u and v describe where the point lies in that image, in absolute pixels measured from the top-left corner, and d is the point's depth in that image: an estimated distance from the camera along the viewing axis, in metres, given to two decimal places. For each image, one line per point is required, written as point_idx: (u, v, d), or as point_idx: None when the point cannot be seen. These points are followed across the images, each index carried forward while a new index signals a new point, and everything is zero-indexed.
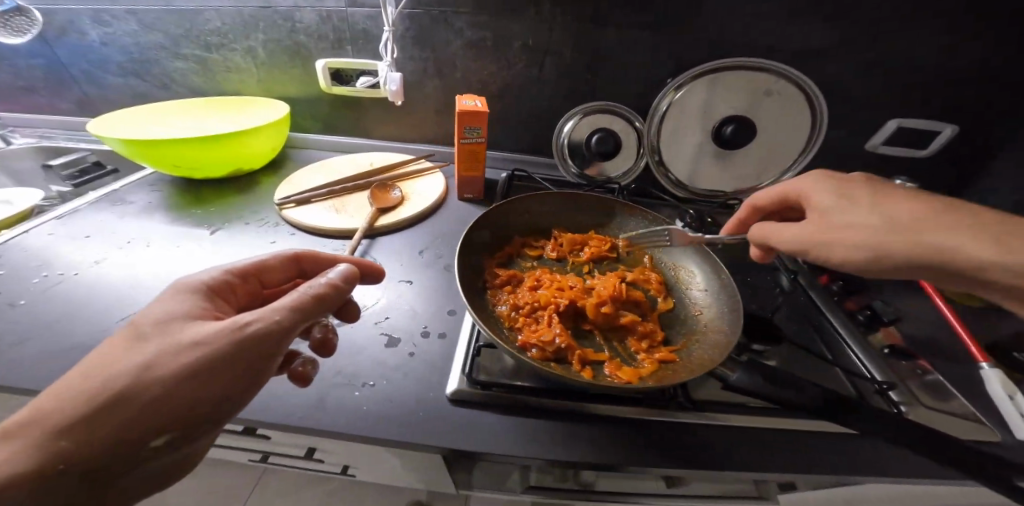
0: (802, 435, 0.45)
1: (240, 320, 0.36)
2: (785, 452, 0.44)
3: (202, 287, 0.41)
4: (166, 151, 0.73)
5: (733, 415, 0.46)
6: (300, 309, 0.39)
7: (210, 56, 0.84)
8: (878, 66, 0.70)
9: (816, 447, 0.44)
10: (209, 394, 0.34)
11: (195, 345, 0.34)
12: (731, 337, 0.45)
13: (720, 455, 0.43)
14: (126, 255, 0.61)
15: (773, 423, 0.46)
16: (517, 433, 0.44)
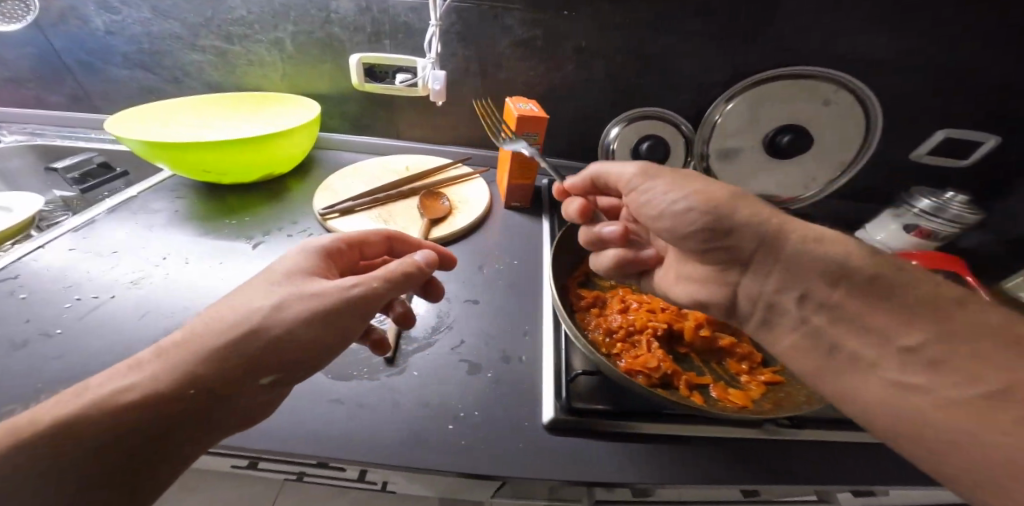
0: (892, 451, 0.48)
1: (346, 281, 0.37)
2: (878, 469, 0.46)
3: (320, 248, 0.42)
4: (195, 155, 0.66)
5: (826, 432, 0.48)
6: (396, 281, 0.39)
7: (231, 48, 0.77)
8: (933, 76, 0.70)
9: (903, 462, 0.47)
10: (311, 346, 0.34)
11: (311, 296, 0.35)
12: None
13: (824, 473, 0.45)
14: (165, 273, 0.56)
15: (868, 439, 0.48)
16: (627, 459, 0.44)
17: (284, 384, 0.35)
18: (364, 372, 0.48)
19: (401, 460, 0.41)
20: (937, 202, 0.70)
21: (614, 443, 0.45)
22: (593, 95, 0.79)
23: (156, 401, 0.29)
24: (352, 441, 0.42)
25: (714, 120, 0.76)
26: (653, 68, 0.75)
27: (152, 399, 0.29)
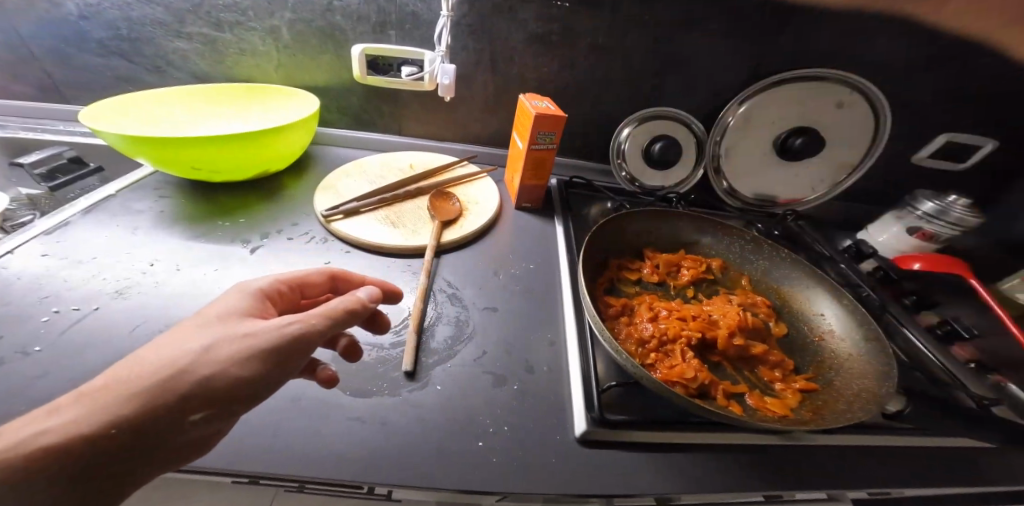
0: (925, 452, 0.48)
1: (280, 321, 0.34)
2: (914, 472, 0.46)
3: (256, 292, 0.39)
4: (185, 152, 0.61)
5: (861, 436, 0.47)
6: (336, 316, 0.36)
7: (221, 36, 0.71)
8: (942, 81, 0.71)
9: (938, 464, 0.47)
10: (242, 385, 0.32)
11: (246, 335, 0.33)
12: (879, 368, 0.45)
13: (861, 477, 0.45)
14: (153, 282, 0.51)
15: (906, 442, 0.48)
16: (667, 470, 0.42)
17: (222, 423, 0.32)
18: (384, 388, 0.45)
19: (431, 481, 0.38)
20: (941, 205, 0.68)
21: (651, 455, 0.43)
22: (605, 93, 0.77)
23: (73, 445, 0.27)
24: (377, 463, 0.39)
25: (727, 123, 0.75)
26: (668, 66, 0.73)
27: (71, 442, 0.27)
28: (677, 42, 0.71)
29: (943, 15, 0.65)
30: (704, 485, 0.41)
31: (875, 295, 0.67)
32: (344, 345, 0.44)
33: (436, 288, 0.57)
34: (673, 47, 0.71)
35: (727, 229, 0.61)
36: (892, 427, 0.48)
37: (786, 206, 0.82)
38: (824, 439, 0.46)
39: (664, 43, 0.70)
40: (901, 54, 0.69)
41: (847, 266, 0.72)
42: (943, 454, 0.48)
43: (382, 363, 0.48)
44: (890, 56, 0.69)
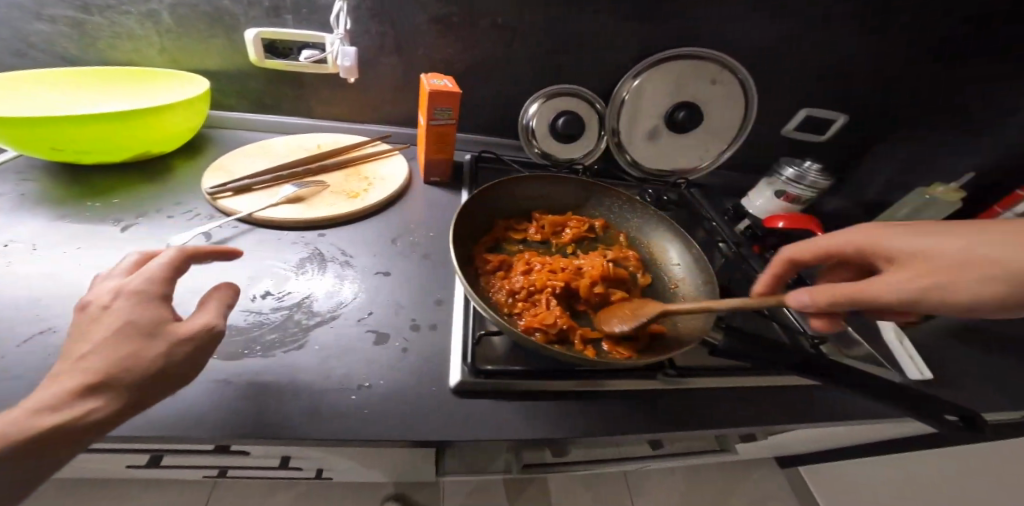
0: (767, 390, 0.53)
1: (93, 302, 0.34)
2: (754, 408, 0.50)
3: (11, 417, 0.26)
4: (42, 131, 0.57)
5: (719, 378, 0.52)
6: (136, 301, 0.34)
7: (91, 19, 0.68)
8: (794, 65, 0.81)
9: (779, 397, 0.52)
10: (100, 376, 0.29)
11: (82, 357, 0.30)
12: (712, 307, 0.49)
13: (708, 412, 0.50)
14: (1, 262, 0.48)
15: (749, 382, 0.52)
16: (530, 416, 0.45)
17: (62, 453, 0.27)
18: (256, 350, 0.44)
19: (291, 436, 0.38)
20: (800, 170, 0.79)
21: (523, 401, 0.46)
22: (506, 75, 0.81)
23: None
24: (233, 423, 0.38)
25: (621, 97, 0.80)
26: (562, 49, 0.78)
27: None
28: (566, 28, 0.76)
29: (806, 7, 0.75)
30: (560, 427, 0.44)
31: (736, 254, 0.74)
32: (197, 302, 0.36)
33: (328, 255, 0.57)
34: (565, 31, 0.76)
35: (607, 190, 0.64)
36: (743, 369, 0.53)
37: (681, 175, 0.90)
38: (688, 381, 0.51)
39: (554, 29, 0.76)
40: (757, 39, 0.78)
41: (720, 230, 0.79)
42: (789, 392, 0.53)
43: (257, 327, 0.46)
44: (750, 41, 0.78)
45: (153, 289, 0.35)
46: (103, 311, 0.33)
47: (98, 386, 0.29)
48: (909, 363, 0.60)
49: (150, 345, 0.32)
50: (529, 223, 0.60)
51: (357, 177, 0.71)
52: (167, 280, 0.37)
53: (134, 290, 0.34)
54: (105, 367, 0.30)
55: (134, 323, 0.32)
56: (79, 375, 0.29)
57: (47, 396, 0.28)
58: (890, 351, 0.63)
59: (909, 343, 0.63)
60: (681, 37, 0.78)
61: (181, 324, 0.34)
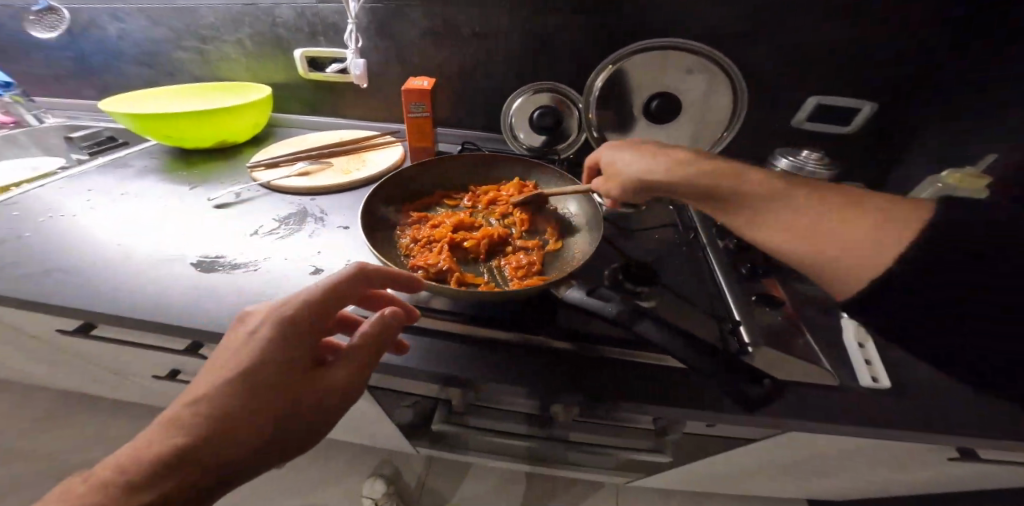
0: (659, 367, 0.51)
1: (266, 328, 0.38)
2: (616, 380, 0.49)
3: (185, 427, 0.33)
4: (161, 124, 0.84)
5: (587, 345, 0.53)
6: (288, 340, 0.38)
7: (206, 47, 0.97)
8: (788, 49, 0.77)
9: (655, 376, 0.50)
10: (251, 427, 0.35)
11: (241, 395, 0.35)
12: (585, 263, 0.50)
13: (582, 375, 0.50)
14: (116, 205, 0.73)
15: (638, 356, 0.51)
16: (405, 348, 0.52)
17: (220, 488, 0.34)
18: (227, 268, 0.60)
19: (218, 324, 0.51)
20: (796, 160, 0.72)
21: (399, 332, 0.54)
22: (494, 76, 0.91)
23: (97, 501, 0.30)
24: (191, 311, 0.53)
25: (596, 86, 0.83)
26: (539, 48, 0.86)
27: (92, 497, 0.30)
28: (543, 30, 0.84)
29: None
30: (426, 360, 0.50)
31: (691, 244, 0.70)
32: (353, 348, 0.42)
33: (308, 213, 0.72)
34: (539, 30, 0.84)
35: (543, 168, 0.67)
36: (625, 343, 0.52)
37: None
38: (587, 347, 0.53)
39: (532, 31, 0.84)
40: (740, 27, 0.76)
41: (684, 219, 0.74)
42: (669, 374, 0.50)
43: (236, 255, 0.63)
44: (731, 29, 0.77)
45: (307, 321, 0.39)
46: (257, 337, 0.38)
47: (240, 431, 0.34)
48: (862, 368, 0.50)
49: (289, 400, 0.37)
50: (461, 190, 0.67)
51: (357, 160, 0.88)
52: (323, 311, 0.41)
53: (290, 321, 0.39)
54: (241, 414, 0.34)
55: (274, 366, 0.37)
56: (235, 414, 0.34)
57: (194, 418, 0.34)
58: (847, 354, 0.52)
59: (872, 344, 0.53)
60: (655, 29, 0.80)
61: (322, 378, 0.39)
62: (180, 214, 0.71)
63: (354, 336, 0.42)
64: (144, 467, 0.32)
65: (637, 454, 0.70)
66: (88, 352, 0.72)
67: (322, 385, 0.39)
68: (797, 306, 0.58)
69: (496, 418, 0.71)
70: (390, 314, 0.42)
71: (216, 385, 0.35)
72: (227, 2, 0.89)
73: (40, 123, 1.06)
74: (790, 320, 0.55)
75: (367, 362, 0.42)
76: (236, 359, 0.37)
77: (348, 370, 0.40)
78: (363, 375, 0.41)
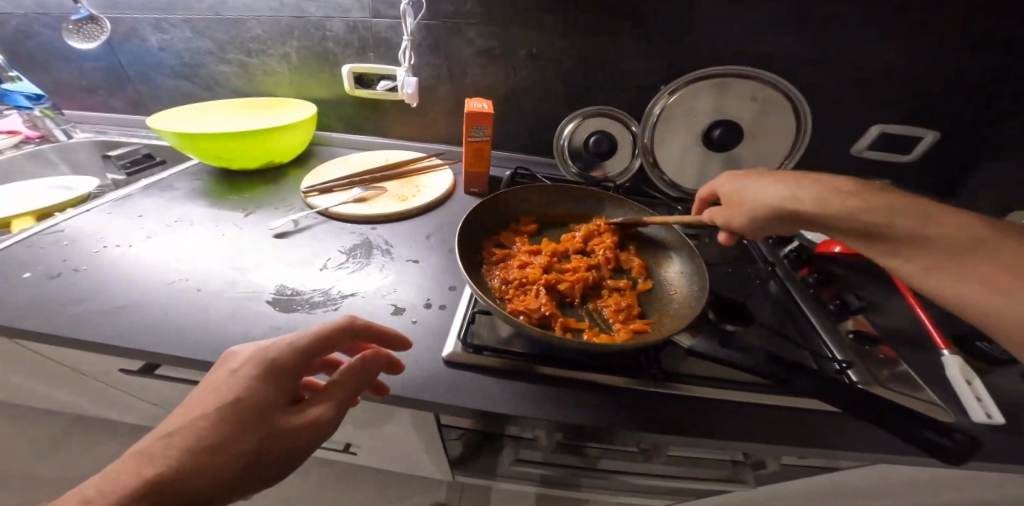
0: (774, 408, 0.49)
1: (252, 363, 0.38)
2: (740, 424, 0.47)
3: (156, 456, 0.32)
4: (209, 144, 0.81)
5: (688, 387, 0.50)
6: (271, 378, 0.38)
7: (250, 61, 0.94)
8: (856, 74, 0.76)
9: (779, 418, 0.48)
10: (217, 459, 0.32)
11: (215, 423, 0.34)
12: (697, 310, 0.49)
13: (693, 419, 0.48)
14: (171, 232, 0.70)
15: (753, 397, 0.49)
16: (507, 393, 0.50)
17: None
18: (306, 307, 0.57)
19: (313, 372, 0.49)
20: None
21: (500, 379, 0.51)
22: (549, 96, 0.90)
23: None
24: None
25: (656, 114, 0.82)
26: (596, 70, 0.85)
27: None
28: (605, 50, 0.82)
29: (868, 13, 0.70)
30: (530, 406, 0.48)
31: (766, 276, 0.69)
32: (335, 384, 0.40)
33: (373, 244, 0.70)
34: (598, 52, 0.83)
35: (621, 202, 0.67)
36: (737, 384, 0.50)
37: None
38: (667, 386, 0.51)
39: (593, 51, 0.83)
40: (808, 52, 0.76)
41: (756, 248, 0.73)
42: (788, 413, 0.49)
43: (311, 291, 0.60)
44: (799, 54, 0.76)
45: (293, 359, 0.39)
46: (241, 375, 0.38)
47: (208, 466, 0.32)
48: (974, 404, 0.48)
49: (266, 436, 0.35)
50: (536, 224, 0.66)
51: (409, 185, 0.86)
52: (311, 354, 0.41)
53: (277, 364, 0.39)
54: (213, 448, 0.32)
55: (255, 402, 0.36)
56: (209, 443, 0.33)
57: (170, 449, 0.32)
58: (949, 390, 0.52)
59: (980, 381, 0.51)
60: (721, 52, 0.79)
61: (299, 415, 0.37)
62: (241, 245, 0.68)
63: (333, 373, 0.40)
64: (103, 501, 0.29)
65: (725, 486, 0.70)
66: (138, 389, 0.69)
67: (298, 420, 0.37)
68: (888, 344, 0.58)
69: (566, 456, 0.72)
70: (370, 356, 0.41)
71: (196, 418, 0.34)
72: (276, 14, 0.86)
73: (69, 138, 1.02)
74: (890, 357, 0.55)
75: (345, 403, 0.40)
76: (216, 395, 0.36)
77: (325, 406, 0.38)
78: (340, 415, 0.39)
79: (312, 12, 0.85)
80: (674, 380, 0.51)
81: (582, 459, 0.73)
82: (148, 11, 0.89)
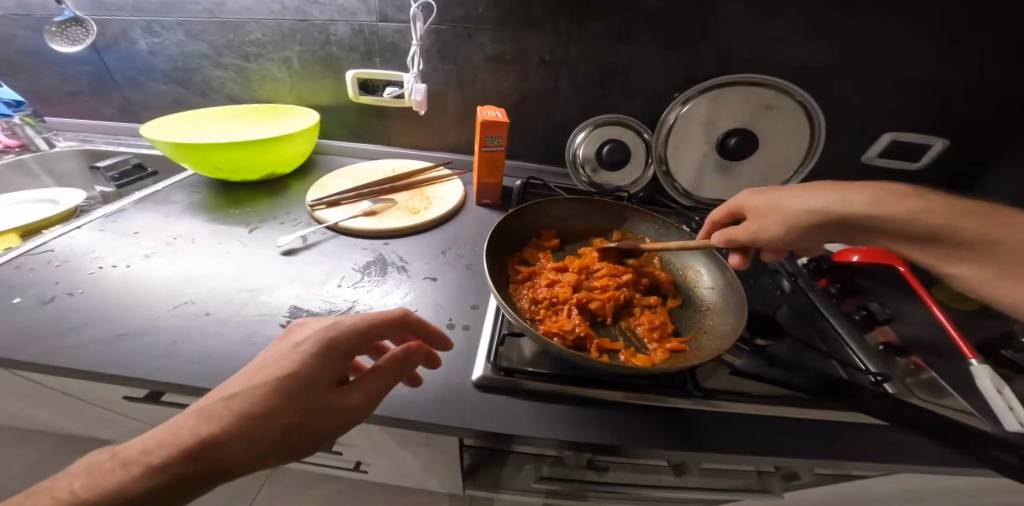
0: (812, 423, 0.48)
1: (307, 340, 0.38)
2: (785, 441, 0.46)
3: (208, 416, 0.33)
4: (209, 155, 0.77)
5: (726, 404, 0.49)
6: (321, 358, 0.38)
7: (248, 65, 0.90)
8: (869, 82, 0.76)
9: (825, 434, 0.47)
10: (264, 427, 0.33)
11: (267, 394, 0.34)
12: (736, 327, 0.48)
13: (735, 438, 0.47)
14: (172, 250, 0.67)
15: (791, 412, 0.48)
16: (542, 417, 0.47)
17: (214, 483, 0.32)
18: None
19: None
20: None
21: (535, 403, 0.49)
22: (560, 103, 0.88)
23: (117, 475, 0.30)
24: None
25: (669, 123, 0.81)
26: (610, 77, 0.84)
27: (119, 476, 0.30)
28: (619, 57, 0.81)
29: (884, 21, 0.70)
30: (567, 430, 0.46)
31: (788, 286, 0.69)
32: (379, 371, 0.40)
33: (388, 261, 0.68)
34: (613, 59, 0.81)
35: (644, 214, 0.66)
36: (776, 399, 0.49)
37: None
38: (705, 405, 0.49)
39: (607, 57, 0.81)
40: (823, 59, 0.76)
41: (776, 258, 0.73)
42: (829, 428, 0.48)
43: (327, 312, 0.57)
44: (814, 60, 0.76)
45: (344, 343, 0.39)
46: (298, 350, 0.38)
47: (254, 435, 0.33)
48: (1007, 413, 0.49)
49: (311, 413, 0.35)
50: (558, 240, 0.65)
51: (420, 197, 0.83)
52: (362, 340, 0.40)
53: (330, 345, 0.38)
54: (261, 419, 0.33)
55: (305, 380, 0.36)
56: (260, 411, 0.34)
57: (227, 412, 0.33)
58: (981, 399, 0.52)
59: (1011, 390, 0.51)
60: (736, 59, 0.78)
61: (344, 397, 0.37)
62: (247, 263, 0.65)
63: (379, 360, 0.41)
64: (167, 451, 0.31)
65: (750, 499, 0.70)
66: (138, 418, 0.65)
67: (342, 401, 0.37)
68: (917, 355, 0.58)
69: (589, 473, 0.71)
70: (414, 349, 0.41)
71: (253, 385, 0.35)
72: (277, 17, 0.82)
73: (52, 148, 0.96)
74: (919, 367, 0.55)
75: (385, 390, 0.40)
76: (272, 367, 0.36)
77: (366, 392, 0.38)
78: (377, 402, 0.39)
79: (315, 15, 0.81)
80: (712, 398, 0.49)
81: (605, 475, 0.71)
82: (138, 13, 0.85)
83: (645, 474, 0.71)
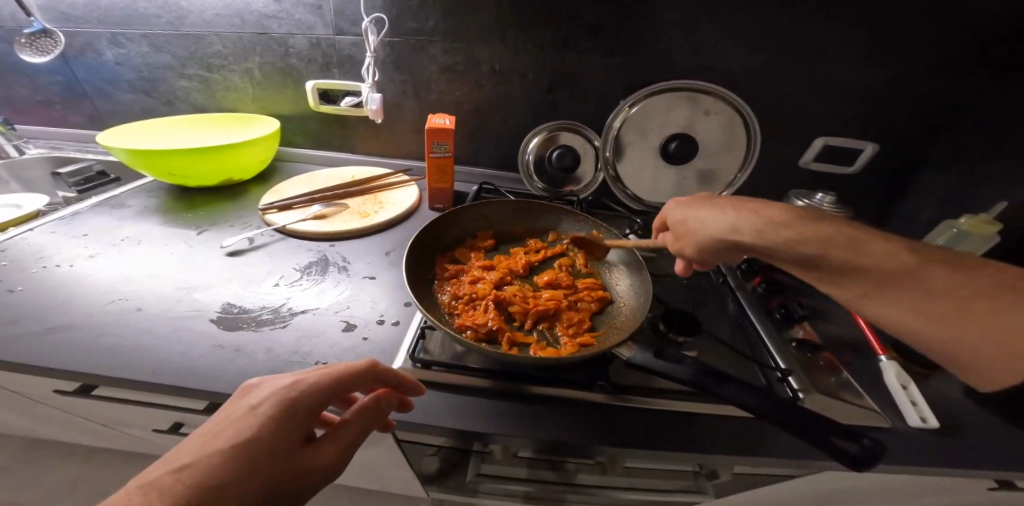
0: (715, 418, 0.50)
1: (268, 402, 0.36)
2: (690, 435, 0.48)
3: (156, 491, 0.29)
4: (164, 161, 0.79)
5: (634, 398, 0.51)
6: (284, 420, 0.35)
7: (211, 76, 0.93)
8: (800, 91, 0.80)
9: (729, 429, 0.49)
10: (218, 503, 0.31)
11: (224, 466, 0.32)
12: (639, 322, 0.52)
13: (637, 429, 0.48)
14: (118, 251, 0.68)
15: (697, 408, 0.50)
16: (455, 409, 0.48)
17: None
18: (252, 325, 0.56)
19: None
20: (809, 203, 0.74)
21: (449, 395, 0.50)
22: (512, 112, 0.92)
23: None
24: (220, 375, 0.49)
25: (615, 126, 0.83)
26: (557, 87, 0.87)
27: None
28: (564, 67, 0.85)
29: (806, 33, 0.74)
30: (478, 419, 0.47)
31: (720, 287, 0.71)
32: (348, 427, 0.39)
33: (330, 261, 0.70)
34: (559, 69, 0.85)
35: (576, 215, 0.69)
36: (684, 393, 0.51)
37: None
38: (615, 399, 0.51)
39: (553, 67, 0.85)
40: (755, 68, 0.79)
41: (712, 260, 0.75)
42: (734, 423, 0.50)
43: (260, 309, 0.59)
44: (746, 70, 0.80)
45: (311, 402, 0.37)
46: (256, 413, 0.35)
47: None
48: (909, 408, 0.51)
49: (274, 481, 0.33)
50: (494, 240, 0.67)
51: (373, 201, 0.85)
52: (330, 396, 0.38)
53: (294, 406, 0.36)
54: (217, 493, 0.31)
55: (263, 444, 0.34)
56: (216, 484, 0.31)
57: (178, 484, 0.30)
58: (888, 394, 0.54)
59: (915, 386, 0.53)
60: (675, 69, 0.82)
61: (309, 460, 0.36)
62: (189, 263, 0.67)
63: (347, 414, 0.40)
64: None
65: (687, 496, 0.70)
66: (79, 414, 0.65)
67: (308, 464, 0.35)
68: (832, 349, 0.60)
69: (530, 469, 0.72)
70: (385, 398, 0.41)
71: (207, 455, 0.32)
72: (237, 30, 0.86)
73: (21, 155, 0.98)
74: (831, 364, 0.57)
75: (350, 448, 0.39)
76: (231, 431, 0.34)
77: (334, 451, 0.37)
78: (345, 458, 0.38)
79: (274, 28, 0.85)
80: (621, 393, 0.51)
81: (548, 473, 0.72)
82: (105, 25, 0.88)
83: (585, 472, 0.71)
